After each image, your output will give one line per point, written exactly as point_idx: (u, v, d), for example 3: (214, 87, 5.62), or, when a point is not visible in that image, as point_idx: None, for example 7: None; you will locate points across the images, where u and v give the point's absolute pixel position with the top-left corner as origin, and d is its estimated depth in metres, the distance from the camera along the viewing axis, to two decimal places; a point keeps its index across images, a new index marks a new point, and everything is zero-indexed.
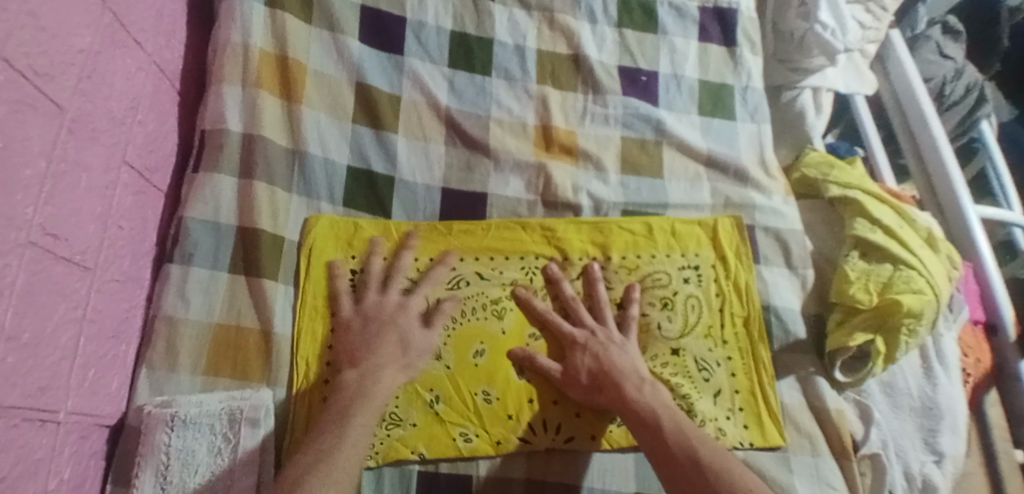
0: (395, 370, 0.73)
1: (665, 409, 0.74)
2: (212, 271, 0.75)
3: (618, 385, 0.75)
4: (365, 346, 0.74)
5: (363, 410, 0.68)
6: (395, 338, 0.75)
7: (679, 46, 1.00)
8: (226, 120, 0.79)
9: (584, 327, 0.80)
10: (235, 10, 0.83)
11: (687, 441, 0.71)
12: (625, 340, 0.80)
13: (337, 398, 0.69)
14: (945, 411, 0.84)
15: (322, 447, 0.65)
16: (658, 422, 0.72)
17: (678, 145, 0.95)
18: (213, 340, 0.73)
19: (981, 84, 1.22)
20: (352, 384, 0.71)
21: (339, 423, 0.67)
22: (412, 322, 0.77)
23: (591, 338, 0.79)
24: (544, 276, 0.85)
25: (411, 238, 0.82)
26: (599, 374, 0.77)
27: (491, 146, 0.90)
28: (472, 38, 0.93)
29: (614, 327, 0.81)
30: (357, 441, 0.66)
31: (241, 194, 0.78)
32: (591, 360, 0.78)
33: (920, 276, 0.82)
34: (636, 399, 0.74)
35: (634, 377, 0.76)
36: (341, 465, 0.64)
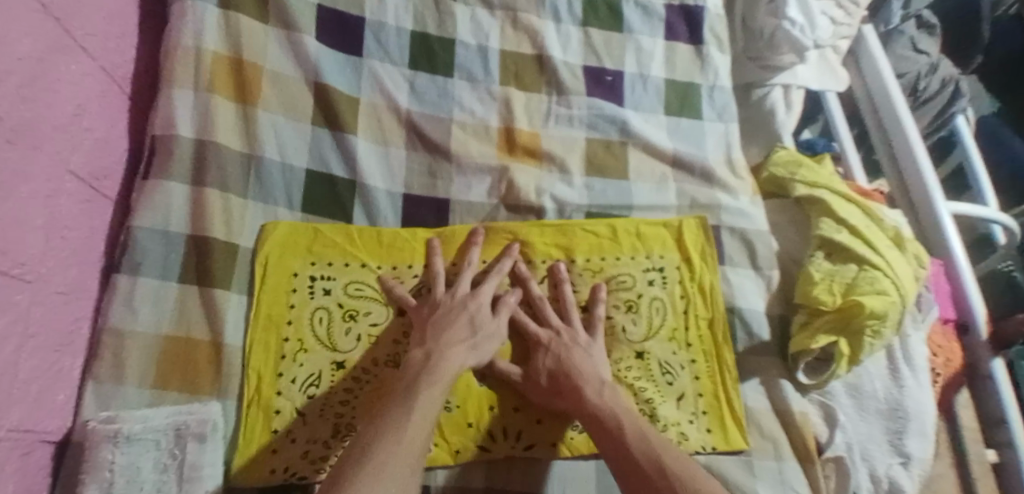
0: (464, 350, 0.73)
1: (627, 414, 0.72)
2: (162, 280, 0.72)
3: (578, 388, 0.74)
4: (434, 328, 0.74)
5: (432, 385, 0.68)
6: (467, 318, 0.75)
7: (646, 45, 0.99)
8: (177, 126, 0.76)
9: (549, 327, 0.79)
10: (187, 12, 0.80)
11: (652, 450, 0.69)
12: (590, 341, 0.79)
13: (405, 373, 0.70)
14: (913, 415, 0.83)
15: (390, 419, 0.65)
16: (619, 428, 0.71)
17: (644, 145, 0.93)
18: (162, 353, 0.70)
19: (957, 78, 1.23)
20: (418, 362, 0.71)
21: (407, 395, 0.67)
22: (482, 307, 0.77)
23: (555, 338, 0.78)
24: (514, 275, 0.84)
25: (436, 242, 0.81)
26: (559, 375, 0.75)
27: (453, 150, 0.88)
28: (433, 38, 0.91)
29: (580, 326, 0.80)
30: (424, 416, 0.66)
31: (193, 202, 0.76)
32: (551, 359, 0.77)
33: (885, 277, 0.81)
34: (595, 403, 0.73)
35: (594, 380, 0.75)
36: (407, 439, 0.63)
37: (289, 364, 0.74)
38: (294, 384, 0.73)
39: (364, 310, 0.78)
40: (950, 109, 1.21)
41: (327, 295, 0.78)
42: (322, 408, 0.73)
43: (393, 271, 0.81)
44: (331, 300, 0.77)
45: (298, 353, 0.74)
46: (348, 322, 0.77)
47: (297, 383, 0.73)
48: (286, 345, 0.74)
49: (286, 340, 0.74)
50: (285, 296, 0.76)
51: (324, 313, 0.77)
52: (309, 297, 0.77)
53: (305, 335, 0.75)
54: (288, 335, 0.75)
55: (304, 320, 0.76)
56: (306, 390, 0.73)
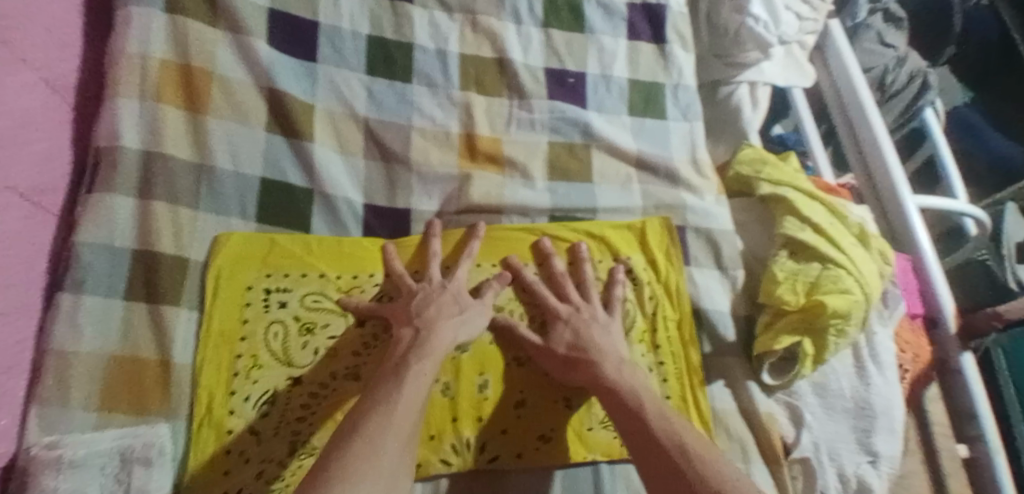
0: (453, 327, 0.74)
1: (647, 394, 0.72)
2: (107, 298, 0.70)
3: (595, 362, 0.75)
4: (422, 305, 0.75)
5: (422, 359, 0.70)
6: (450, 297, 0.76)
7: (608, 45, 0.97)
8: (122, 137, 0.73)
9: (570, 303, 0.80)
10: (133, 19, 0.76)
11: (674, 431, 0.68)
12: (608, 319, 0.79)
13: (394, 351, 0.71)
14: (881, 412, 0.81)
15: (382, 393, 0.66)
16: (639, 406, 0.70)
17: (607, 147, 0.92)
18: (109, 372, 0.68)
19: (925, 71, 1.20)
20: (408, 339, 0.73)
21: (397, 369, 0.69)
22: (463, 290, 0.78)
23: (574, 313, 0.79)
24: (536, 249, 0.85)
25: (389, 245, 0.80)
26: (577, 348, 0.76)
27: (413, 158, 0.86)
28: (391, 43, 0.88)
29: (599, 305, 0.81)
30: (416, 390, 0.67)
31: (140, 217, 0.73)
32: (569, 332, 0.78)
33: (849, 276, 0.80)
34: (611, 378, 0.73)
35: (611, 358, 0.75)
36: (400, 410, 0.65)
37: (242, 381, 0.72)
38: (247, 402, 0.71)
39: (323, 323, 0.76)
40: (917, 102, 1.20)
41: (282, 308, 0.75)
42: (278, 426, 0.71)
43: (353, 281, 0.79)
44: (286, 314, 0.75)
45: (252, 369, 0.72)
46: (305, 336, 0.75)
47: (252, 401, 0.71)
48: (239, 362, 0.72)
49: (239, 357, 0.72)
50: (239, 310, 0.74)
51: (280, 327, 0.74)
52: (264, 310, 0.74)
53: (259, 351, 0.73)
54: (241, 351, 0.72)
55: (258, 335, 0.73)
56: (260, 407, 0.71)
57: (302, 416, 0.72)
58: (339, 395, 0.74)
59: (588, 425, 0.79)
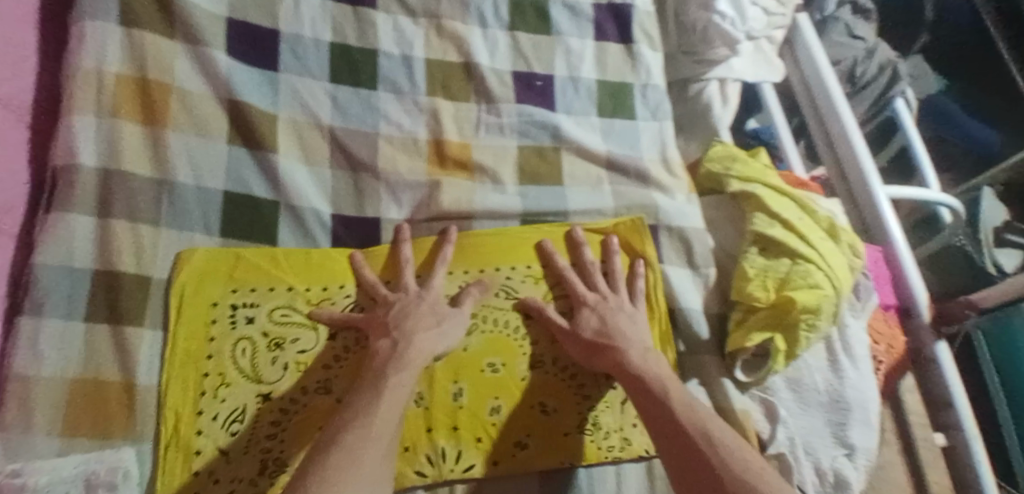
0: (431, 340, 0.74)
1: (671, 383, 0.73)
2: (67, 320, 0.69)
3: (620, 350, 0.76)
4: (400, 318, 0.74)
5: (400, 371, 0.70)
6: (427, 308, 0.76)
7: (575, 47, 0.97)
8: (79, 154, 0.72)
9: (597, 291, 0.81)
10: (87, 34, 0.75)
11: (698, 419, 0.70)
12: (633, 310, 0.81)
13: (372, 363, 0.71)
14: (855, 406, 0.81)
15: (361, 405, 0.66)
16: (665, 393, 0.72)
17: (577, 149, 0.92)
18: (73, 396, 0.67)
19: (895, 63, 1.21)
20: (385, 352, 0.72)
21: (377, 382, 0.69)
22: (440, 299, 0.77)
23: (601, 301, 0.80)
24: (568, 238, 0.86)
25: (357, 253, 0.79)
26: (603, 334, 0.77)
27: (380, 166, 0.84)
28: (355, 49, 0.87)
29: (625, 294, 0.82)
30: (396, 401, 0.67)
31: (100, 235, 0.72)
32: (595, 317, 0.79)
33: (819, 270, 0.79)
34: (637, 364, 0.74)
35: (636, 346, 0.76)
36: (378, 421, 0.65)
37: (210, 400, 0.71)
38: (215, 421, 0.70)
39: (292, 337, 0.75)
40: (889, 92, 1.20)
41: (249, 324, 0.74)
42: (247, 445, 0.70)
43: (323, 293, 0.77)
44: (254, 330, 0.74)
45: (220, 388, 0.71)
46: (274, 351, 0.74)
47: (219, 420, 0.70)
48: (206, 381, 0.71)
49: (206, 375, 0.71)
50: (205, 328, 0.73)
51: (247, 344, 0.73)
52: (230, 327, 0.73)
53: (226, 369, 0.72)
54: (208, 369, 0.71)
55: (225, 353, 0.72)
56: (229, 426, 0.70)
57: (271, 433, 0.71)
58: (310, 410, 0.73)
59: (565, 429, 0.78)
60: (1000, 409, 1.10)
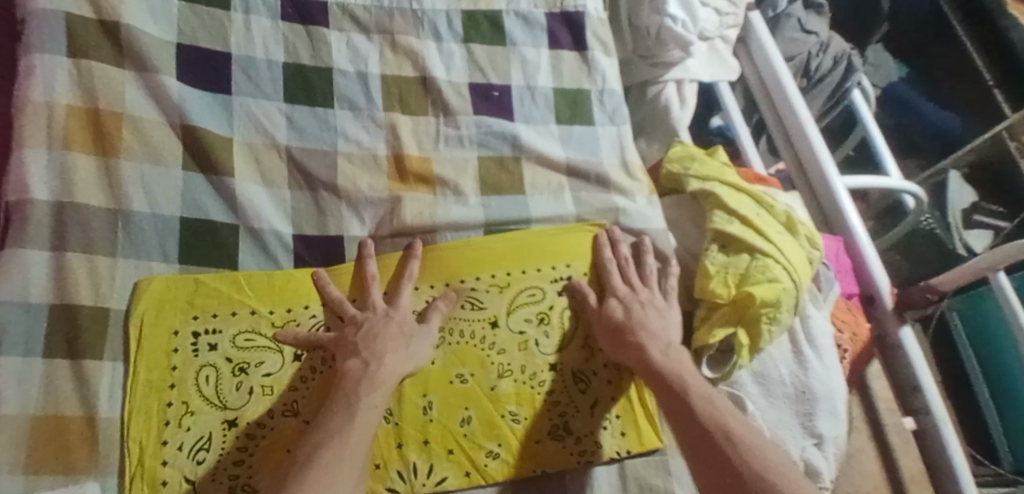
0: (400, 359, 0.73)
1: (690, 377, 0.75)
2: (25, 358, 0.68)
3: (642, 346, 0.78)
4: (367, 338, 0.74)
5: (372, 392, 0.70)
6: (395, 328, 0.75)
7: (530, 56, 0.96)
8: (31, 189, 0.72)
9: (631, 285, 0.84)
10: (36, 66, 0.75)
11: (716, 415, 0.71)
12: (664, 305, 0.83)
13: (341, 385, 0.70)
14: (821, 396, 0.81)
15: (333, 428, 0.66)
16: (684, 388, 0.74)
17: (537, 157, 0.91)
18: (32, 435, 0.66)
19: (849, 55, 1.26)
20: (356, 372, 0.71)
21: (349, 404, 0.69)
22: (406, 317, 0.77)
23: (632, 295, 0.82)
24: (546, 244, 0.86)
25: (320, 272, 0.78)
26: (627, 326, 0.80)
27: (340, 184, 0.83)
28: (309, 68, 0.86)
29: (657, 290, 0.84)
30: (367, 422, 0.68)
31: (55, 270, 0.71)
32: (622, 307, 0.82)
33: (777, 264, 0.80)
34: (656, 361, 0.77)
35: (659, 341, 0.79)
36: (350, 445, 0.65)
37: (175, 430, 0.70)
38: (181, 451, 0.70)
39: (257, 361, 0.74)
40: (845, 84, 1.26)
41: (212, 350, 0.73)
42: (215, 472, 0.70)
43: (288, 315, 0.77)
44: (217, 356, 0.73)
45: (185, 417, 0.71)
46: (239, 376, 0.73)
47: (186, 450, 0.70)
48: (170, 410, 0.71)
49: (170, 404, 0.71)
50: (166, 357, 0.72)
51: (211, 371, 0.73)
52: (193, 355, 0.73)
53: (190, 397, 0.71)
54: (171, 399, 0.71)
55: (189, 381, 0.72)
56: (195, 455, 0.70)
57: (239, 458, 0.71)
58: (277, 434, 0.72)
59: (537, 437, 0.78)
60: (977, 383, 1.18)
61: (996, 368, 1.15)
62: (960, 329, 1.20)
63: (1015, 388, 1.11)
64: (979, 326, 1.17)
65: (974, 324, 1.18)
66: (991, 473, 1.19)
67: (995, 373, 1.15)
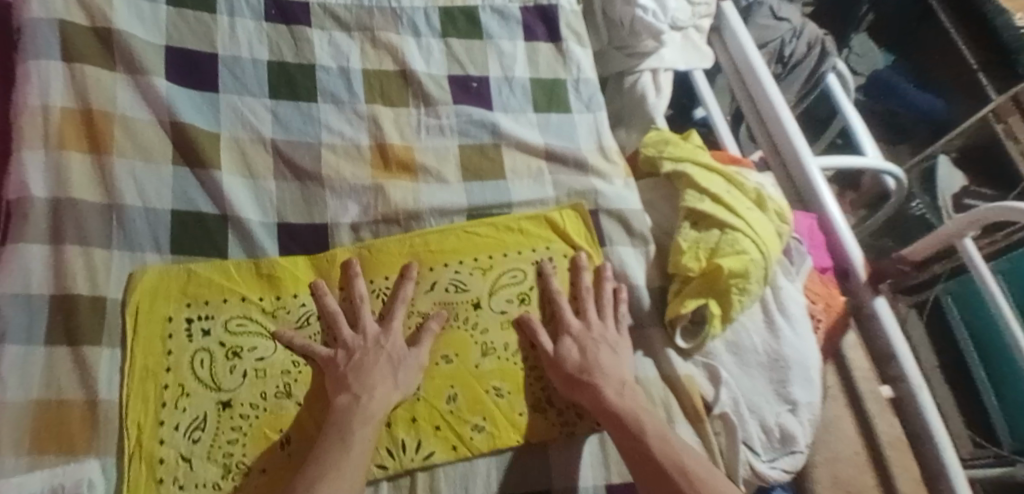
0: (389, 390, 0.75)
1: (645, 415, 0.76)
2: (28, 346, 0.71)
3: (595, 386, 0.77)
4: (355, 374, 0.75)
5: (364, 427, 0.71)
6: (386, 360, 0.76)
7: (506, 49, 0.99)
8: (30, 186, 0.75)
9: (583, 319, 0.83)
10: (31, 72, 0.79)
11: (672, 454, 0.73)
12: (617, 340, 0.82)
13: (331, 421, 0.72)
14: (794, 364, 0.84)
15: (330, 461, 0.68)
16: (640, 428, 0.75)
17: (516, 144, 0.94)
18: (34, 418, 0.69)
19: (822, 40, 1.29)
20: (344, 407, 0.73)
21: (341, 438, 0.70)
22: (397, 343, 0.78)
23: (584, 331, 0.82)
24: (526, 229, 0.89)
25: (321, 284, 0.80)
26: (584, 368, 0.79)
27: (323, 174, 0.86)
28: (292, 66, 0.90)
29: (611, 323, 0.83)
30: (361, 455, 0.70)
31: (53, 263, 0.74)
32: (575, 350, 0.80)
33: (747, 238, 0.83)
34: (614, 402, 0.76)
35: (612, 380, 0.78)
36: (350, 478, 0.68)
37: (171, 410, 0.73)
38: (177, 431, 0.72)
39: (249, 346, 0.77)
40: (818, 70, 1.30)
41: (205, 335, 0.76)
42: (209, 449, 0.72)
43: (278, 303, 0.80)
44: (211, 341, 0.76)
45: (180, 398, 0.73)
46: (232, 359, 0.76)
47: (182, 429, 0.72)
48: (167, 392, 0.73)
49: (166, 387, 0.73)
50: (161, 343, 0.75)
51: (205, 355, 0.75)
52: (187, 340, 0.76)
53: (185, 379, 0.74)
54: (167, 381, 0.74)
55: (183, 364, 0.75)
56: (191, 434, 0.72)
57: (234, 436, 0.73)
58: (269, 414, 0.74)
59: (519, 410, 0.80)
60: (976, 368, 1.22)
61: (992, 351, 1.20)
62: (957, 315, 1.26)
63: (1011, 364, 1.16)
64: (973, 308, 1.23)
65: (971, 308, 1.24)
66: (990, 455, 1.17)
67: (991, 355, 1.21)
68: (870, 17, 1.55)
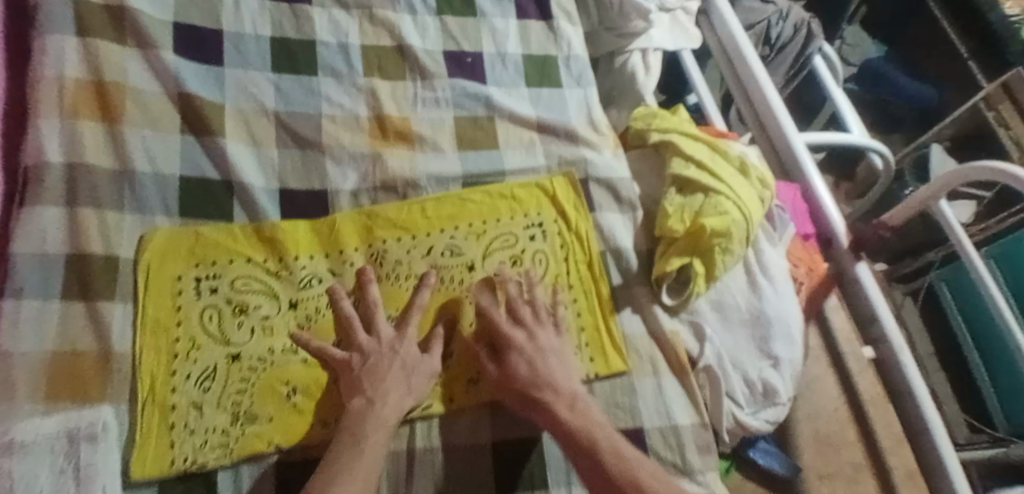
0: (402, 396, 0.75)
1: (600, 431, 0.73)
2: (44, 301, 0.75)
3: (549, 405, 0.75)
4: (371, 381, 0.75)
5: (377, 431, 0.72)
6: (399, 365, 0.77)
7: (499, 26, 1.04)
8: (45, 153, 0.79)
9: (525, 329, 0.79)
10: (48, 46, 0.83)
11: (627, 468, 0.70)
12: (563, 349, 0.80)
13: (343, 424, 0.72)
14: (775, 321, 0.88)
15: (340, 465, 0.68)
16: (593, 445, 0.71)
17: (509, 116, 0.98)
18: (50, 366, 0.72)
19: (808, 22, 1.32)
20: (359, 409, 0.73)
21: (354, 440, 0.71)
22: (410, 349, 0.78)
23: (530, 343, 0.78)
24: (518, 194, 0.92)
25: (337, 287, 0.80)
26: (534, 383, 0.76)
27: (323, 142, 0.90)
28: (293, 42, 0.94)
29: (551, 328, 0.81)
30: (374, 458, 0.70)
31: (68, 224, 0.78)
32: (524, 366, 0.77)
33: (729, 201, 0.87)
34: (567, 419, 0.74)
35: (565, 397, 0.75)
36: (358, 479, 0.68)
37: (182, 361, 0.76)
38: (188, 380, 0.76)
39: (254, 304, 0.81)
40: (805, 51, 1.32)
41: (213, 293, 0.80)
42: (219, 398, 0.76)
43: (281, 264, 0.83)
44: (218, 298, 0.80)
45: (191, 351, 0.77)
46: (239, 316, 0.80)
47: (193, 379, 0.76)
48: (178, 344, 0.77)
49: (177, 340, 0.77)
50: (171, 300, 0.79)
51: (213, 311, 0.79)
52: (195, 298, 0.80)
53: (195, 333, 0.78)
54: (178, 335, 0.77)
55: (192, 319, 0.78)
56: (201, 384, 0.76)
57: (241, 387, 0.77)
58: (275, 368, 0.78)
59: None
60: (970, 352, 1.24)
61: (987, 336, 1.21)
62: (950, 301, 1.29)
63: (1004, 347, 1.18)
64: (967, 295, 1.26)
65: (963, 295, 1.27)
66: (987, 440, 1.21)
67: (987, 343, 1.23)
68: (864, 10, 1.59)
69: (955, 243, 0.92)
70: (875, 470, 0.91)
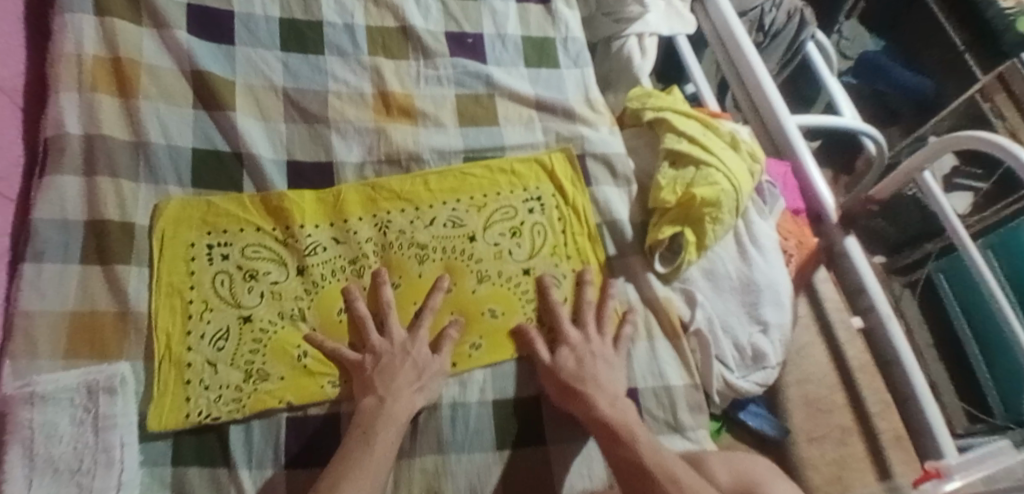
0: (416, 394, 0.79)
1: (638, 428, 0.77)
2: (64, 264, 0.79)
3: (590, 396, 0.79)
4: (388, 377, 0.79)
5: (387, 429, 0.75)
6: (410, 365, 0.80)
7: (499, 8, 1.07)
8: (65, 124, 0.83)
9: (581, 330, 0.85)
10: (67, 23, 0.87)
11: (662, 461, 0.74)
12: (614, 356, 0.84)
13: (356, 420, 0.76)
14: (765, 287, 0.91)
15: (350, 460, 0.72)
16: (632, 439, 0.76)
17: (509, 94, 1.01)
18: (69, 326, 0.76)
19: (801, 9, 1.34)
20: (372, 407, 0.77)
21: (364, 437, 0.74)
22: (422, 351, 0.81)
23: (582, 342, 0.84)
24: (518, 169, 0.96)
25: (353, 291, 0.83)
26: (579, 377, 0.81)
27: (330, 117, 0.94)
28: (301, 22, 0.98)
29: (609, 341, 0.85)
30: (383, 453, 0.73)
31: (86, 192, 0.82)
32: (573, 361, 0.82)
33: (719, 172, 0.90)
34: (606, 413, 0.78)
35: (607, 393, 0.80)
36: (366, 475, 0.71)
37: (196, 322, 0.80)
38: (203, 340, 0.79)
39: (264, 270, 0.84)
40: (799, 37, 1.35)
41: (225, 259, 0.84)
42: (232, 357, 0.79)
43: (289, 232, 0.86)
44: (229, 264, 0.83)
45: (205, 312, 0.81)
46: (249, 281, 0.83)
47: (206, 339, 0.79)
48: (192, 306, 0.80)
49: (191, 302, 0.80)
50: (185, 264, 0.82)
51: (225, 276, 0.83)
52: (208, 263, 0.83)
53: (208, 296, 0.81)
54: (192, 297, 0.81)
55: (205, 283, 0.82)
56: (215, 343, 0.79)
57: (253, 348, 0.80)
58: (284, 333, 0.81)
59: (513, 328, 0.86)
60: (969, 343, 1.25)
61: (986, 325, 1.23)
62: (947, 289, 1.30)
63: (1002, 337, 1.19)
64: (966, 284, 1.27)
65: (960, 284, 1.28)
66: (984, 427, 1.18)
67: (986, 330, 1.23)
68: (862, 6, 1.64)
69: (952, 231, 0.96)
70: (862, 432, 0.94)
